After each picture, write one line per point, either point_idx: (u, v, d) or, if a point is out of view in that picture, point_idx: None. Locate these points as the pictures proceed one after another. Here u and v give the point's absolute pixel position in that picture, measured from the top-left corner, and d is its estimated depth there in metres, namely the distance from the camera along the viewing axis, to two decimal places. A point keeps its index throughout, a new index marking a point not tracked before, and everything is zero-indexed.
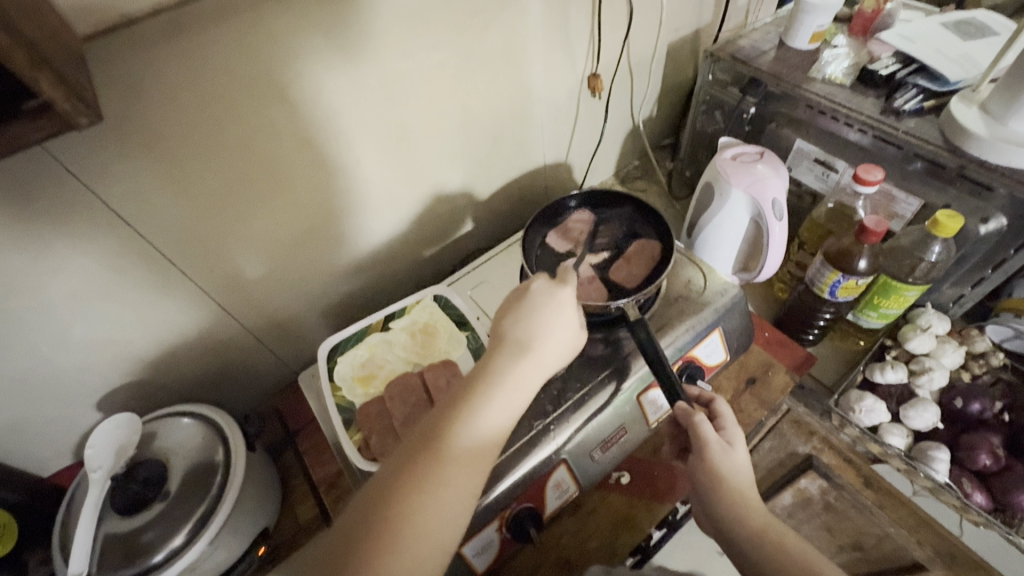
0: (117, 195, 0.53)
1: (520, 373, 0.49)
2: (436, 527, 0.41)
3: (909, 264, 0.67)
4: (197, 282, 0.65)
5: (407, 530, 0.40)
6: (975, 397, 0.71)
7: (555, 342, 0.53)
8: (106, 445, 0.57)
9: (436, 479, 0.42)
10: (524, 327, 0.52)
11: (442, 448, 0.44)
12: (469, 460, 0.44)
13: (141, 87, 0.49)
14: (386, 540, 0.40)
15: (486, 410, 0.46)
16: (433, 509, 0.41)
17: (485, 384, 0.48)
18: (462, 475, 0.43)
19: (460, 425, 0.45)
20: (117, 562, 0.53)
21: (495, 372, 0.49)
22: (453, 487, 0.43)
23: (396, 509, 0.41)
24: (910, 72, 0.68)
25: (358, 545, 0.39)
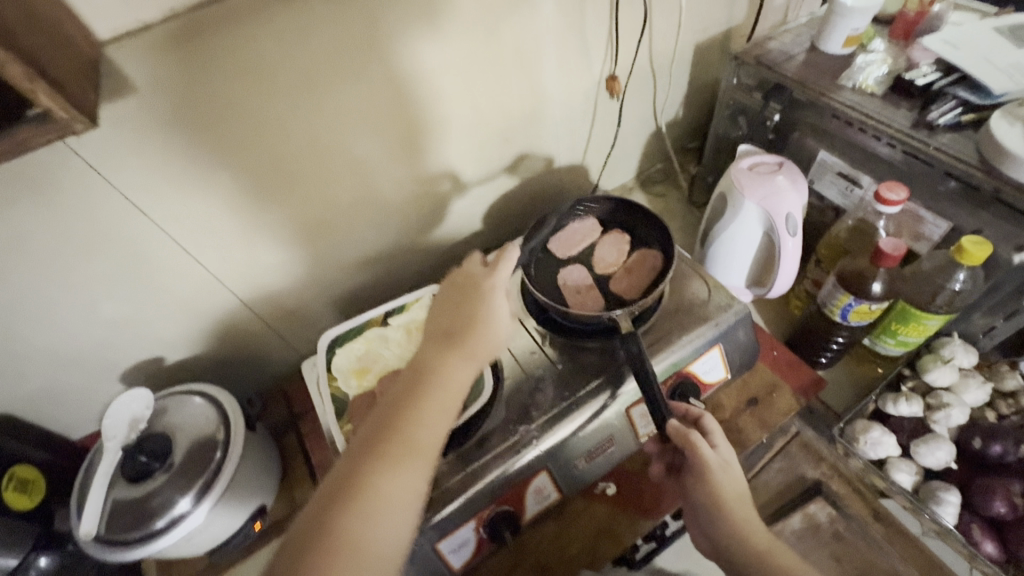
0: (135, 190, 0.57)
1: (448, 366, 0.50)
2: (377, 533, 0.42)
3: (931, 291, 0.63)
4: (210, 269, 0.68)
5: (347, 540, 0.41)
6: (997, 437, 0.66)
7: (481, 334, 0.53)
8: (121, 417, 0.63)
9: (373, 484, 0.43)
10: (454, 325, 0.53)
11: (377, 452, 0.45)
12: (405, 458, 0.45)
13: (157, 91, 0.52)
14: (328, 553, 0.40)
15: (421, 408, 0.48)
16: (371, 516, 0.42)
17: (417, 381, 0.49)
18: (400, 475, 0.44)
19: (393, 432, 0.46)
20: (124, 525, 0.58)
21: (428, 369, 0.50)
22: (392, 489, 0.43)
23: (336, 520, 0.41)
24: (951, 82, 0.63)
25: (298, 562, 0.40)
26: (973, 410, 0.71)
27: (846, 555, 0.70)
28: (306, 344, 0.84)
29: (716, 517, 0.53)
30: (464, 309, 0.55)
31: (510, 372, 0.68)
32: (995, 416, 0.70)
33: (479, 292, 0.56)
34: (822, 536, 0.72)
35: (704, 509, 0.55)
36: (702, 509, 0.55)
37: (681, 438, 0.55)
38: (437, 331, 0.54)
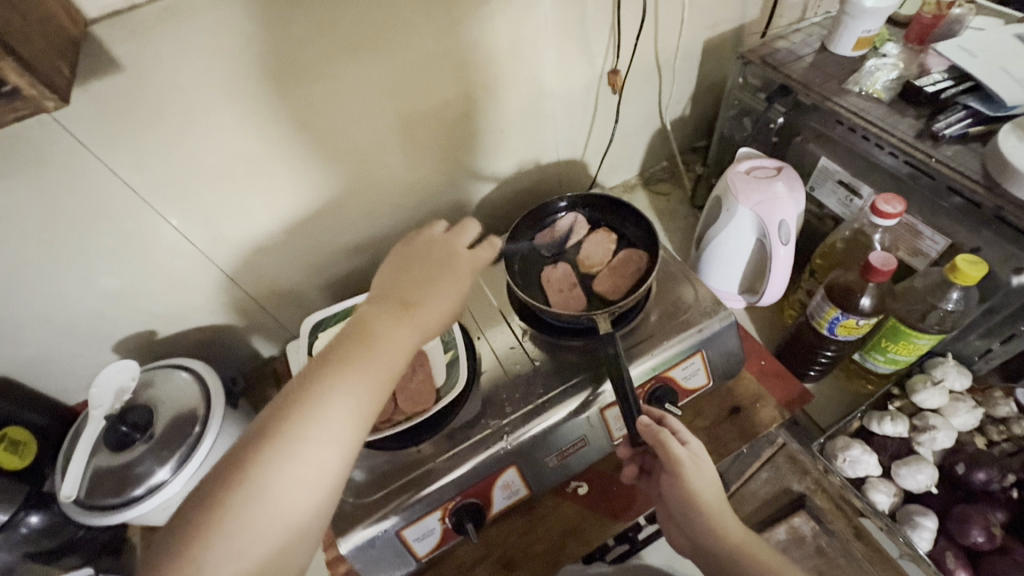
0: (121, 166, 0.57)
1: (391, 329, 0.49)
2: (286, 478, 0.42)
3: (921, 310, 0.62)
4: (199, 247, 0.68)
5: (256, 480, 0.41)
6: (981, 465, 0.65)
7: (432, 303, 0.52)
8: (108, 386, 0.64)
9: (291, 430, 0.43)
10: (406, 291, 0.52)
11: (300, 400, 0.44)
12: (330, 410, 0.44)
13: (144, 67, 0.52)
14: (238, 486, 0.41)
15: (354, 364, 0.47)
16: (288, 462, 0.42)
17: (357, 340, 0.48)
18: (321, 426, 0.44)
19: (323, 387, 0.45)
20: (105, 490, 0.60)
21: (368, 327, 0.49)
22: (309, 439, 0.43)
23: (251, 458, 0.42)
24: (961, 91, 0.61)
25: (209, 491, 0.41)
26: (961, 434, 0.69)
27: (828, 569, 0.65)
28: (297, 325, 0.85)
29: (690, 514, 0.52)
30: (424, 275, 0.54)
31: (488, 367, 0.68)
32: (984, 442, 0.68)
33: (447, 266, 0.55)
34: (807, 549, 0.66)
35: (680, 508, 0.53)
36: (677, 507, 0.53)
37: (650, 435, 0.54)
38: (387, 291, 0.53)
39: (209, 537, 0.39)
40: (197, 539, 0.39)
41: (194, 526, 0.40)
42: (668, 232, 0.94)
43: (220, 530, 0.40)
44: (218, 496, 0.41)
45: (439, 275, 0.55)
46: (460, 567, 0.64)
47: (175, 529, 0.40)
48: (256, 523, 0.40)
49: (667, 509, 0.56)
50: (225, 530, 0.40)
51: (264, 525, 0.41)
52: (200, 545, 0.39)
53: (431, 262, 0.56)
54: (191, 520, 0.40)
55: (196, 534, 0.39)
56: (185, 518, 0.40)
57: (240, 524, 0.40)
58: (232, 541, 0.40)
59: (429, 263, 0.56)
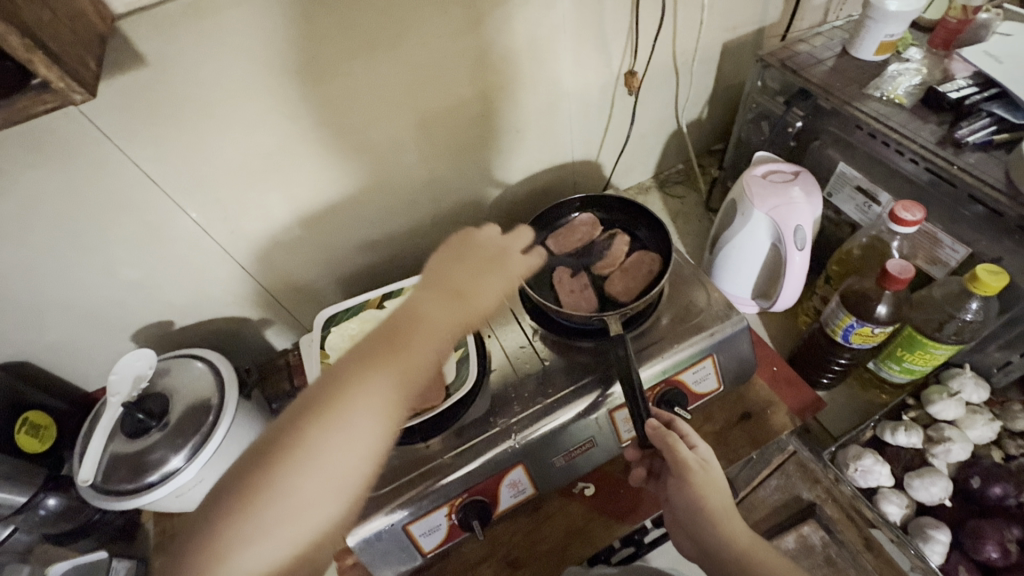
0: (144, 159, 0.58)
1: (441, 313, 0.52)
2: (334, 450, 0.43)
3: (938, 319, 0.61)
4: (217, 240, 0.69)
5: (307, 448, 0.43)
6: (998, 479, 0.63)
7: (479, 291, 0.54)
8: (127, 373, 0.66)
9: (343, 403, 0.45)
10: (455, 279, 0.55)
11: (355, 375, 0.46)
12: (381, 383, 0.46)
13: (168, 62, 0.53)
14: (291, 451, 0.43)
15: (405, 346, 0.48)
16: (339, 429, 0.44)
17: (409, 321, 0.50)
18: (371, 401, 0.45)
19: (378, 360, 0.47)
20: (120, 476, 0.62)
21: (420, 313, 0.51)
22: (360, 414, 0.44)
23: (304, 424, 0.44)
24: (986, 98, 0.60)
25: (260, 454, 0.43)
26: (977, 447, 0.68)
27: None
28: (311, 319, 0.86)
29: (697, 518, 0.51)
30: (471, 265, 0.56)
31: (498, 366, 0.69)
32: (1001, 456, 0.66)
33: (493, 257, 0.58)
34: (816, 559, 0.63)
35: (686, 512, 0.53)
36: (683, 511, 0.53)
37: (658, 438, 0.54)
38: (439, 280, 0.55)
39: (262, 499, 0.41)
40: (247, 499, 0.41)
41: (247, 488, 0.42)
42: (682, 234, 0.94)
43: (270, 492, 0.42)
44: (273, 459, 0.42)
45: (489, 269, 0.56)
46: (465, 563, 0.64)
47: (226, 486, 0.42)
48: (308, 487, 0.42)
49: (673, 513, 0.55)
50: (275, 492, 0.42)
51: (309, 492, 0.42)
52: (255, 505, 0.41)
53: (478, 252, 0.58)
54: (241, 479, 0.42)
55: (252, 495, 0.41)
56: (235, 478, 0.42)
57: (288, 488, 0.42)
58: (279, 504, 0.41)
59: (477, 253, 0.58)
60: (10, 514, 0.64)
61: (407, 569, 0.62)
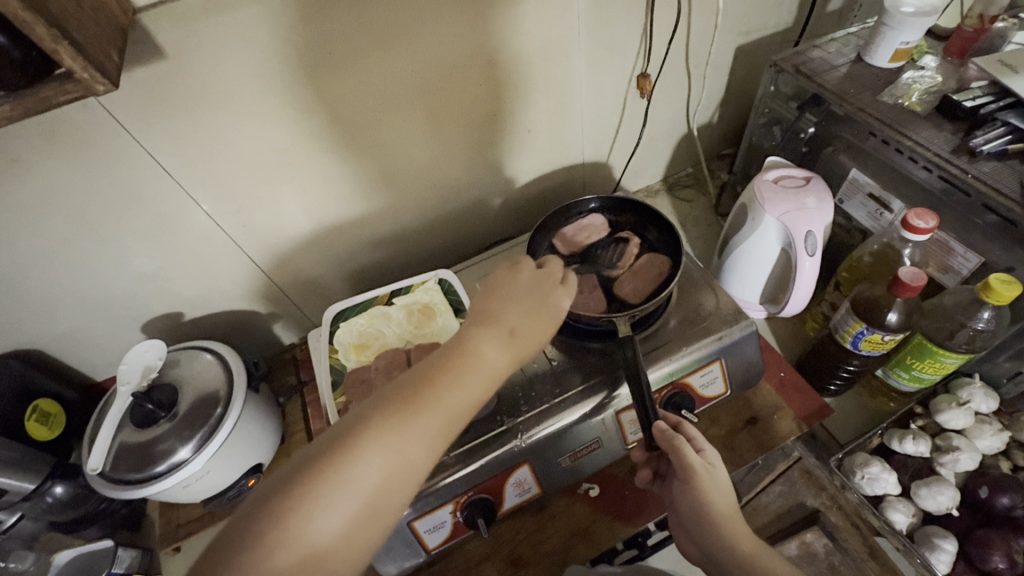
0: (161, 151, 0.58)
1: (490, 355, 0.46)
2: (368, 486, 0.40)
3: (948, 328, 0.61)
4: (228, 233, 0.69)
5: (339, 483, 0.39)
6: (1006, 490, 0.63)
7: (528, 329, 0.49)
8: (137, 364, 0.67)
9: (382, 435, 0.41)
10: (506, 314, 0.49)
11: (396, 407, 0.43)
12: (415, 424, 0.42)
13: (185, 56, 0.53)
14: (315, 483, 0.39)
15: (451, 379, 0.45)
16: (364, 465, 0.40)
17: (455, 362, 0.45)
18: (413, 435, 0.42)
19: (416, 398, 0.43)
20: (128, 465, 0.62)
21: (467, 343, 0.47)
22: (400, 445, 0.41)
23: (332, 457, 0.40)
24: (1001, 107, 0.60)
25: (286, 482, 0.39)
26: (985, 457, 0.67)
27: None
28: (318, 315, 0.86)
29: (701, 521, 0.51)
30: (525, 300, 0.51)
31: None
32: (1009, 466, 0.66)
33: (547, 291, 0.52)
34: (819, 565, 0.64)
35: (691, 514, 0.53)
36: (688, 514, 0.53)
37: (665, 440, 0.54)
38: (486, 308, 0.50)
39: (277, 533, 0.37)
40: (273, 529, 0.37)
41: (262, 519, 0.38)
42: (691, 238, 0.94)
43: (298, 525, 0.38)
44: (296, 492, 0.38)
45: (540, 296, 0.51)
46: (469, 561, 0.64)
47: (245, 515, 0.38)
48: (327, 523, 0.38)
49: (677, 515, 0.55)
50: (303, 526, 0.38)
51: (340, 528, 0.39)
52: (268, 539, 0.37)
53: (532, 284, 0.52)
54: (263, 509, 0.38)
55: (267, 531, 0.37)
56: (253, 506, 0.38)
57: (318, 522, 0.38)
58: (306, 539, 0.38)
59: (531, 286, 0.52)
60: (19, 500, 0.65)
61: (411, 565, 0.62)
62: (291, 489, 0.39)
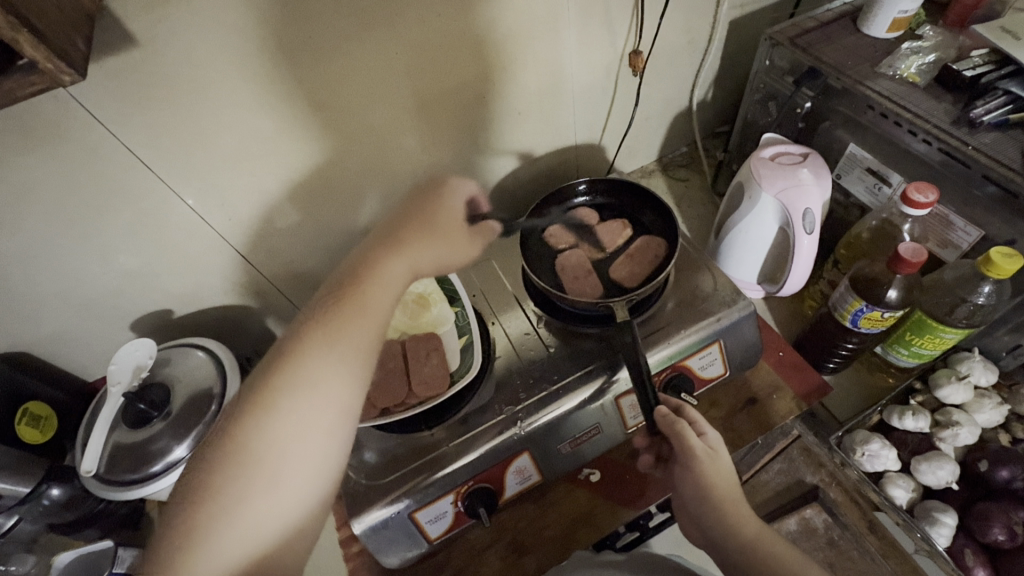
0: (139, 144, 0.56)
1: (389, 267, 0.49)
2: (277, 458, 0.41)
3: (949, 303, 0.60)
4: (214, 227, 0.67)
5: (248, 462, 0.41)
6: (1005, 463, 0.63)
7: (442, 241, 0.54)
8: (127, 362, 0.65)
9: (278, 406, 0.42)
10: (405, 223, 0.53)
11: (278, 370, 0.43)
12: (318, 360, 0.43)
13: (156, 44, 0.51)
14: (223, 476, 0.40)
15: (341, 317, 0.45)
16: (268, 435, 0.41)
17: (343, 303, 0.46)
18: (319, 387, 0.43)
19: (311, 348, 0.44)
20: (124, 465, 0.61)
21: (359, 268, 0.49)
22: (305, 412, 0.42)
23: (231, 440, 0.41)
24: (1001, 76, 0.59)
25: (185, 501, 0.41)
26: (984, 430, 0.68)
27: (839, 562, 0.65)
28: None
29: (703, 506, 0.51)
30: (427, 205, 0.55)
31: (502, 352, 0.68)
32: (1008, 439, 0.66)
33: (443, 193, 0.57)
34: (818, 541, 0.66)
35: (692, 499, 0.52)
36: (689, 499, 0.53)
37: (667, 426, 0.53)
38: (385, 231, 0.53)
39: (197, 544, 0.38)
40: (184, 542, 0.38)
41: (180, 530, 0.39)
42: (687, 219, 0.93)
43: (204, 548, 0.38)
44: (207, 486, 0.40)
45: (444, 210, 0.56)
46: (472, 550, 0.64)
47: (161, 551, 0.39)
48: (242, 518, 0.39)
49: (680, 501, 0.55)
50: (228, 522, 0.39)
51: (264, 525, 0.40)
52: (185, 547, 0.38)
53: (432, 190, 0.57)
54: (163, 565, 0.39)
55: (183, 539, 0.39)
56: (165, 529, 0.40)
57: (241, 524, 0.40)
58: (221, 554, 0.38)
59: (432, 198, 0.56)
60: (16, 504, 0.64)
61: (413, 556, 0.62)
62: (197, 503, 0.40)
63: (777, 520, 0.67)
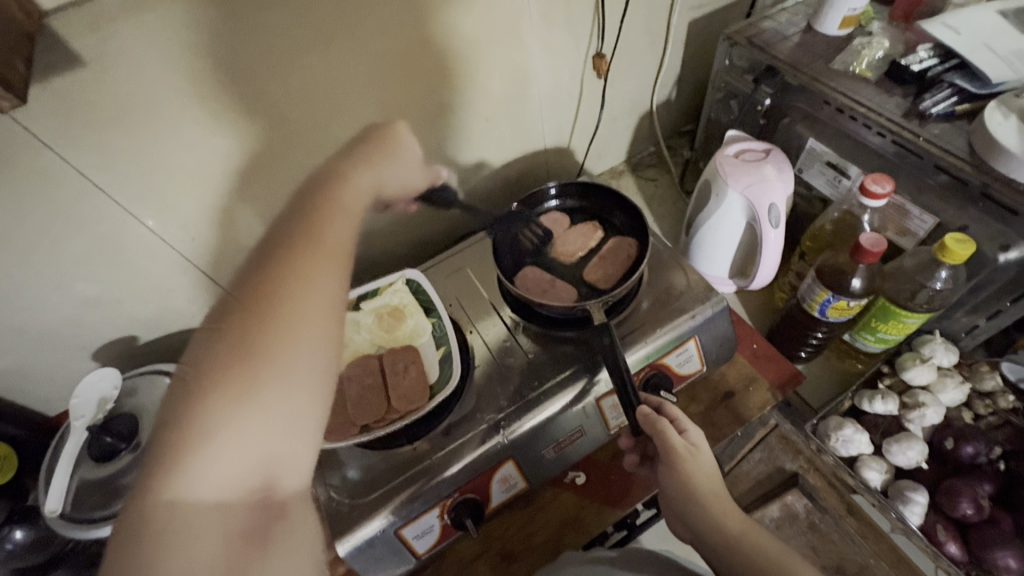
0: (94, 168, 0.54)
1: (367, 175, 0.51)
2: (283, 342, 0.39)
3: (910, 290, 0.63)
4: (177, 248, 0.65)
5: (253, 347, 0.39)
6: (969, 439, 0.66)
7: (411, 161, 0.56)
8: (89, 396, 0.64)
9: (273, 294, 0.40)
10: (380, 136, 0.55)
11: (267, 266, 0.42)
12: (308, 255, 0.43)
13: (108, 64, 0.49)
14: (230, 362, 0.38)
15: (325, 216, 0.46)
16: (270, 318, 0.40)
17: (325, 206, 0.47)
18: (310, 273, 0.42)
19: (299, 245, 0.43)
20: (92, 503, 0.59)
21: (336, 174, 0.50)
22: (306, 297, 0.41)
23: (227, 330, 0.39)
24: (947, 69, 0.62)
25: (190, 392, 0.38)
26: (949, 409, 0.70)
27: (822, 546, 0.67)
28: None
29: (687, 504, 0.52)
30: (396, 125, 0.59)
31: (481, 361, 0.68)
32: (971, 416, 0.69)
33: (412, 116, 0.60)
34: (800, 526, 0.68)
35: (675, 497, 0.53)
36: (673, 497, 0.53)
37: (649, 425, 0.54)
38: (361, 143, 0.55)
39: (208, 429, 0.36)
40: (192, 436, 0.36)
41: (184, 423, 0.37)
42: (658, 217, 0.94)
43: (218, 430, 0.36)
44: (213, 373, 0.38)
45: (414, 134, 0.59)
46: (461, 562, 0.64)
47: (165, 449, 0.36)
48: (254, 400, 0.38)
49: (663, 499, 0.55)
50: (246, 410, 0.37)
51: (275, 404, 0.38)
52: (196, 433, 0.36)
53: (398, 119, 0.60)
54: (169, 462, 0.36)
55: (193, 429, 0.36)
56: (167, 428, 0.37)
57: (253, 406, 0.37)
58: (238, 433, 0.37)
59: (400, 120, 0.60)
60: None
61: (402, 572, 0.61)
62: (197, 407, 0.37)
63: (760, 509, 0.69)
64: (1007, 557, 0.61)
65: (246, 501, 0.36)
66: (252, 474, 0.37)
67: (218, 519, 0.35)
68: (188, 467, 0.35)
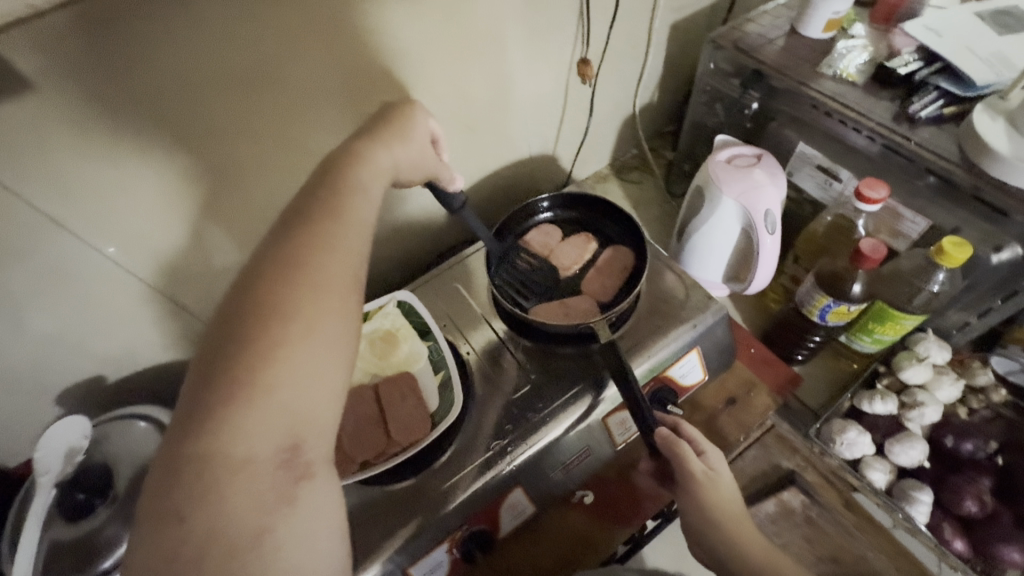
0: (50, 198, 0.49)
1: (381, 151, 0.47)
2: (316, 307, 0.36)
3: (908, 292, 0.65)
4: (144, 278, 0.60)
5: (284, 309, 0.35)
6: (967, 437, 0.69)
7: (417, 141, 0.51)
8: (54, 448, 0.57)
9: (302, 261, 0.37)
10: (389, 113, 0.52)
11: (293, 234, 0.38)
12: (335, 225, 0.40)
13: (61, 85, 0.44)
14: (261, 324, 0.34)
15: (347, 187, 0.43)
16: (303, 286, 0.36)
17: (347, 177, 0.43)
18: (339, 242, 0.39)
19: (325, 214, 0.40)
20: (67, 566, 0.54)
21: (351, 145, 0.46)
22: (334, 265, 0.38)
23: (254, 292, 0.36)
24: (932, 72, 0.62)
25: (218, 355, 0.34)
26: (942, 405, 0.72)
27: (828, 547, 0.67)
28: None
29: (704, 526, 0.51)
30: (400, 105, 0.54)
31: (481, 385, 0.65)
32: (965, 411, 0.72)
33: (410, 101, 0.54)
34: (796, 520, 0.67)
35: (690, 521, 0.52)
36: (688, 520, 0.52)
37: (667, 448, 0.53)
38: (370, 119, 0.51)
39: (243, 393, 0.33)
40: (227, 397, 0.33)
41: (218, 389, 0.33)
42: (646, 222, 0.93)
43: (253, 395, 0.33)
44: (244, 335, 0.34)
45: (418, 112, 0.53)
46: None
47: (194, 412, 0.33)
48: (288, 364, 0.34)
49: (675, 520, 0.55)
50: (283, 366, 0.34)
51: (310, 369, 0.35)
52: (232, 400, 0.33)
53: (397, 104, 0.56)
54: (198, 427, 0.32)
55: (229, 395, 0.33)
56: (193, 394, 0.34)
57: (287, 371, 0.34)
58: (275, 398, 0.33)
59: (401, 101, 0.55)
60: None
61: None
62: (221, 364, 0.34)
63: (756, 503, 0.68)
64: (1012, 551, 0.63)
65: (280, 467, 0.33)
66: (287, 441, 0.34)
67: (252, 488, 0.32)
68: (222, 433, 0.32)
